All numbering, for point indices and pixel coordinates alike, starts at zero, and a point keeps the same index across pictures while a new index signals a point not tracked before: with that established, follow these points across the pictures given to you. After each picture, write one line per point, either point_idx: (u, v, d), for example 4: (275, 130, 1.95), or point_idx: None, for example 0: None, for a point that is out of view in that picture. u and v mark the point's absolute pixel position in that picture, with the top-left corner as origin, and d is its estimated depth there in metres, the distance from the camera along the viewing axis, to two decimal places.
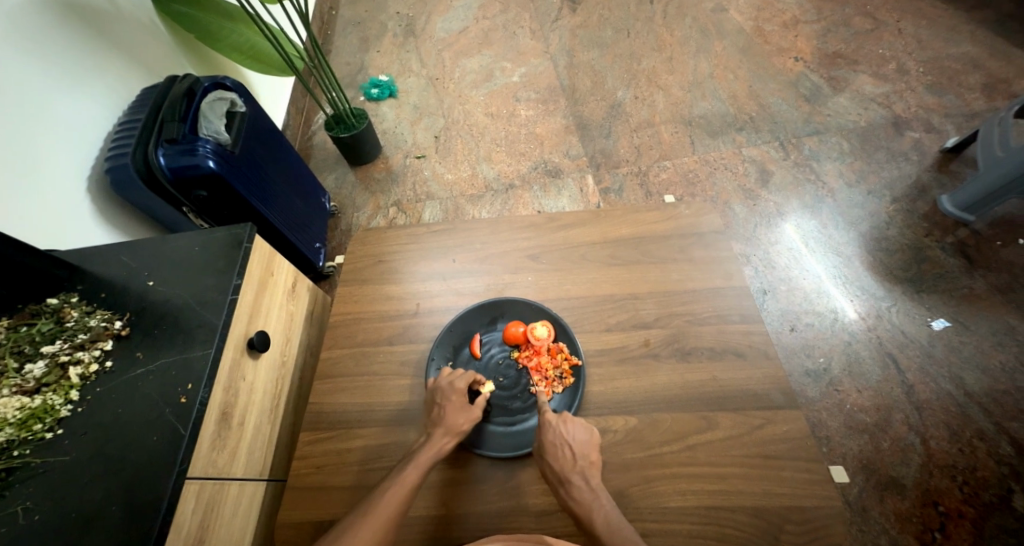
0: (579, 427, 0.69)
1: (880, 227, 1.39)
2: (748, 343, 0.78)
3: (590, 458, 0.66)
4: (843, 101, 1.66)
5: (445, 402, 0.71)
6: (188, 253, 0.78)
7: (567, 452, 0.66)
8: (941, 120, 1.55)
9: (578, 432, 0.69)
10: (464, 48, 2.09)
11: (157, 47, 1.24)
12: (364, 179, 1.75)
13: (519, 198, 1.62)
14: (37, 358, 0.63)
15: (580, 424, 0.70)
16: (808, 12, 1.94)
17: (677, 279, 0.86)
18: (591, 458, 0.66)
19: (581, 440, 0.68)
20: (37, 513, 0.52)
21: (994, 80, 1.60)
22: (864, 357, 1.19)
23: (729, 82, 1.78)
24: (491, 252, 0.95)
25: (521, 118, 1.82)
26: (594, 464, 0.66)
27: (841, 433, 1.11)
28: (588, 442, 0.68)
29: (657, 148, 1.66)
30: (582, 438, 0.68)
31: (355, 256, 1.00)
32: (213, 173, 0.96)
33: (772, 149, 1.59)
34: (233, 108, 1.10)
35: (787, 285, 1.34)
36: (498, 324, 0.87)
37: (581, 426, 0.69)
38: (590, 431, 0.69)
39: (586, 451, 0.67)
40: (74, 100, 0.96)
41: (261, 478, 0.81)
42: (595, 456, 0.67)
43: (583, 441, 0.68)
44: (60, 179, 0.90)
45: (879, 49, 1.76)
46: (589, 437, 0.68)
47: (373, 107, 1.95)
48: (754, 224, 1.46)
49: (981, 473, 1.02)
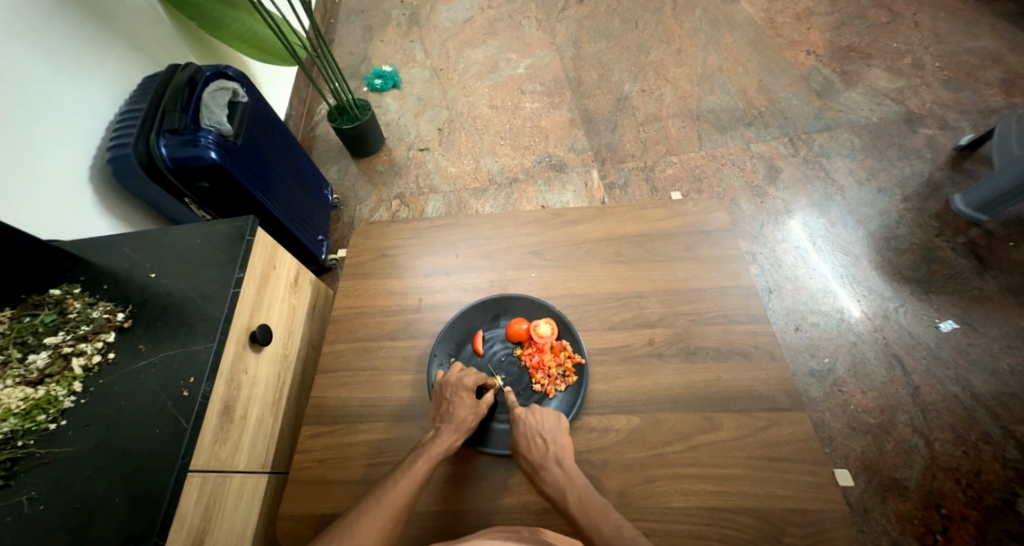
0: (549, 415, 0.70)
1: (889, 225, 1.37)
2: (753, 343, 0.77)
3: (561, 442, 0.67)
4: (855, 97, 1.63)
5: (455, 397, 0.71)
6: (191, 245, 0.77)
7: (538, 440, 0.67)
8: (956, 117, 1.52)
9: (547, 420, 0.69)
10: (469, 38, 2.06)
11: (157, 34, 1.23)
12: (368, 171, 1.74)
13: (523, 192, 1.60)
14: (40, 349, 0.63)
15: (550, 413, 0.70)
16: (822, 4, 1.90)
17: (682, 278, 0.85)
18: (562, 442, 0.67)
19: (550, 427, 0.68)
20: (41, 503, 0.52)
21: (1012, 76, 1.56)
22: (870, 358, 1.18)
23: (739, 76, 1.74)
24: (495, 248, 0.94)
25: (526, 111, 1.80)
26: (565, 447, 0.67)
27: (845, 433, 1.10)
28: (557, 428, 0.68)
29: (664, 143, 1.63)
30: (551, 426, 0.69)
31: (357, 249, 0.99)
32: (215, 164, 0.95)
33: (782, 145, 1.57)
34: (235, 98, 1.09)
35: (793, 284, 1.32)
36: (502, 320, 0.86)
37: (550, 414, 0.70)
38: (559, 418, 0.70)
39: (557, 436, 0.67)
40: (76, 89, 0.95)
41: (263, 470, 0.81)
42: (564, 439, 0.67)
43: (553, 428, 0.68)
44: (61, 168, 0.89)
45: (894, 43, 1.72)
46: (558, 424, 0.69)
47: (377, 97, 1.93)
48: (760, 221, 1.44)
49: (985, 475, 1.01)
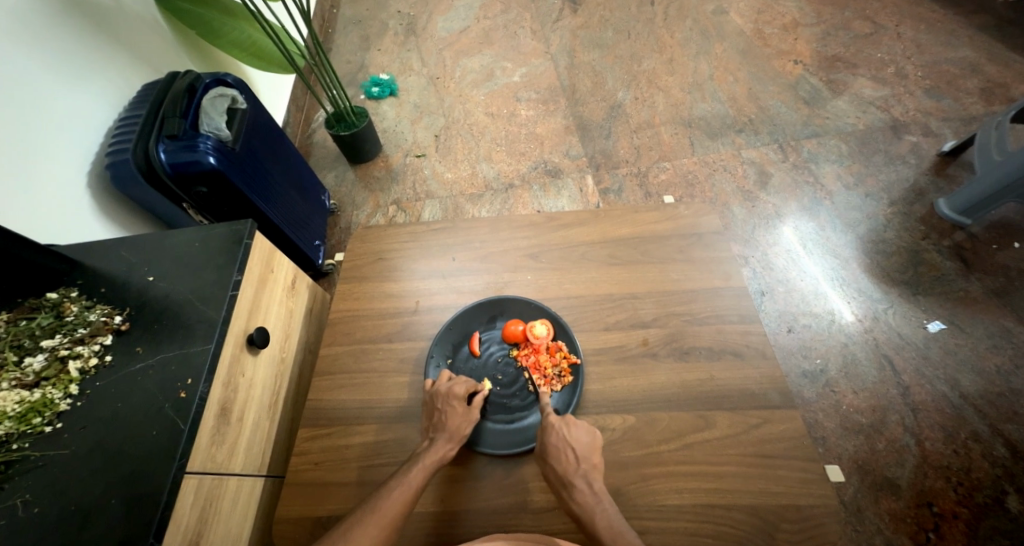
0: (582, 430, 0.68)
1: (877, 229, 1.40)
2: (746, 342, 0.79)
3: (593, 461, 0.65)
4: (842, 104, 1.67)
5: (446, 407, 0.71)
6: (188, 248, 0.78)
7: (569, 455, 0.65)
8: (938, 124, 1.56)
9: (581, 435, 0.67)
10: (465, 48, 2.10)
11: (157, 42, 1.24)
12: (364, 177, 1.75)
13: (519, 197, 1.62)
14: (37, 352, 0.63)
15: (583, 426, 0.68)
16: (808, 16, 1.95)
17: (676, 279, 0.87)
18: (594, 461, 0.65)
19: (584, 444, 0.66)
20: (36, 505, 0.52)
21: (991, 85, 1.61)
22: (861, 358, 1.20)
23: (729, 84, 1.78)
24: (491, 251, 0.96)
25: (521, 118, 1.82)
26: (597, 467, 0.65)
27: (838, 434, 1.12)
28: (590, 445, 0.66)
29: (657, 149, 1.66)
30: (584, 442, 0.67)
31: (354, 253, 1.00)
32: (214, 169, 0.96)
33: (771, 150, 1.60)
34: (234, 105, 1.11)
35: (785, 286, 1.34)
36: (497, 322, 0.87)
37: (584, 429, 0.68)
38: (593, 433, 0.68)
39: (588, 454, 0.66)
40: (76, 97, 0.96)
41: (260, 473, 0.81)
42: (597, 458, 0.66)
43: (586, 445, 0.66)
44: (61, 176, 0.90)
45: (878, 53, 1.77)
46: (592, 442, 0.67)
47: (374, 105, 1.96)
48: (752, 225, 1.46)
49: (975, 473, 1.02)
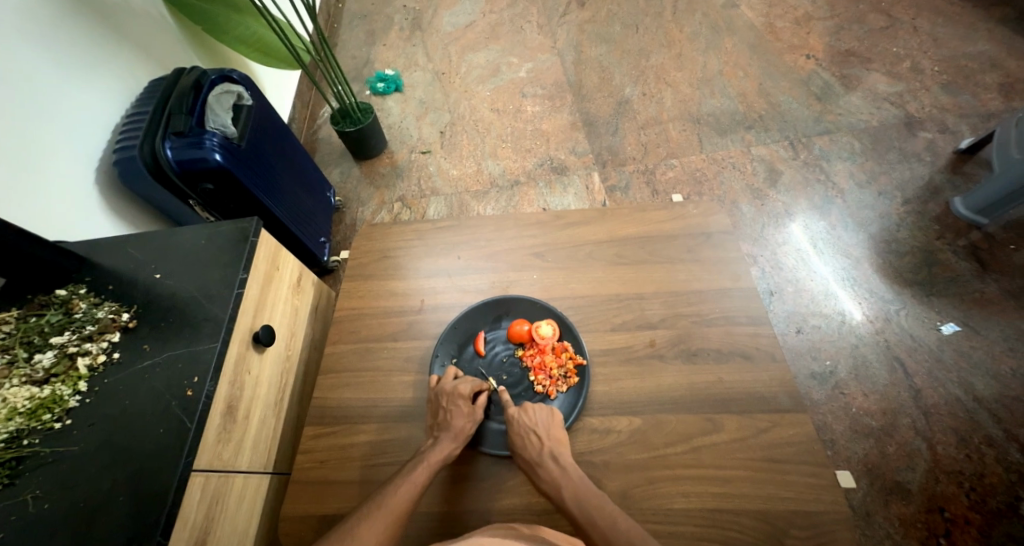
0: (541, 411, 0.71)
1: (890, 228, 1.37)
2: (755, 345, 0.78)
3: (556, 436, 0.68)
4: (855, 100, 1.63)
5: (451, 406, 0.71)
6: (195, 247, 0.78)
7: (533, 437, 0.67)
8: (955, 120, 1.52)
9: (540, 416, 0.70)
10: (471, 42, 2.08)
11: (164, 38, 1.24)
12: (370, 174, 1.75)
13: (524, 195, 1.61)
14: (47, 348, 0.64)
15: (542, 408, 0.71)
16: (821, 9, 1.91)
17: (683, 280, 0.86)
18: (558, 437, 0.68)
19: (544, 423, 0.69)
20: (46, 502, 0.53)
21: (1011, 80, 1.57)
22: (872, 360, 1.18)
23: (739, 80, 1.75)
24: (497, 250, 0.95)
25: (527, 114, 1.81)
26: (561, 442, 0.67)
27: (847, 437, 1.10)
28: (551, 423, 0.69)
29: (665, 146, 1.64)
30: (544, 421, 0.69)
31: (359, 251, 1.00)
32: (220, 166, 0.96)
33: (782, 148, 1.58)
34: (240, 101, 1.10)
35: (794, 287, 1.32)
36: (503, 322, 0.86)
37: (543, 410, 0.71)
38: (551, 411, 0.71)
39: (551, 431, 0.68)
40: (84, 94, 0.97)
41: (265, 471, 0.81)
42: (559, 434, 0.68)
43: (546, 423, 0.69)
44: (68, 173, 0.90)
45: (893, 47, 1.73)
46: (551, 418, 0.70)
47: (379, 101, 1.95)
48: (761, 224, 1.44)
49: (988, 479, 1.01)
